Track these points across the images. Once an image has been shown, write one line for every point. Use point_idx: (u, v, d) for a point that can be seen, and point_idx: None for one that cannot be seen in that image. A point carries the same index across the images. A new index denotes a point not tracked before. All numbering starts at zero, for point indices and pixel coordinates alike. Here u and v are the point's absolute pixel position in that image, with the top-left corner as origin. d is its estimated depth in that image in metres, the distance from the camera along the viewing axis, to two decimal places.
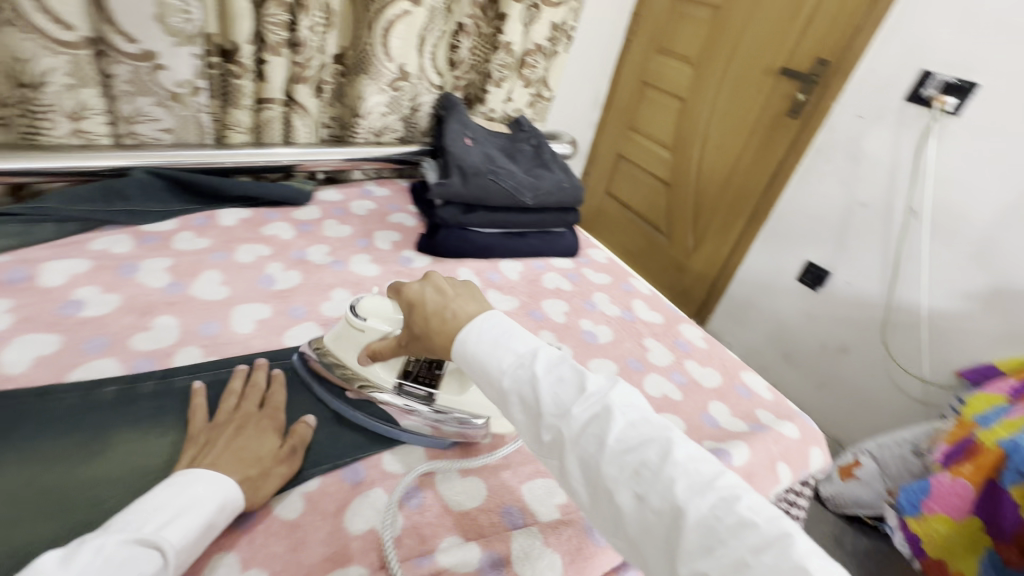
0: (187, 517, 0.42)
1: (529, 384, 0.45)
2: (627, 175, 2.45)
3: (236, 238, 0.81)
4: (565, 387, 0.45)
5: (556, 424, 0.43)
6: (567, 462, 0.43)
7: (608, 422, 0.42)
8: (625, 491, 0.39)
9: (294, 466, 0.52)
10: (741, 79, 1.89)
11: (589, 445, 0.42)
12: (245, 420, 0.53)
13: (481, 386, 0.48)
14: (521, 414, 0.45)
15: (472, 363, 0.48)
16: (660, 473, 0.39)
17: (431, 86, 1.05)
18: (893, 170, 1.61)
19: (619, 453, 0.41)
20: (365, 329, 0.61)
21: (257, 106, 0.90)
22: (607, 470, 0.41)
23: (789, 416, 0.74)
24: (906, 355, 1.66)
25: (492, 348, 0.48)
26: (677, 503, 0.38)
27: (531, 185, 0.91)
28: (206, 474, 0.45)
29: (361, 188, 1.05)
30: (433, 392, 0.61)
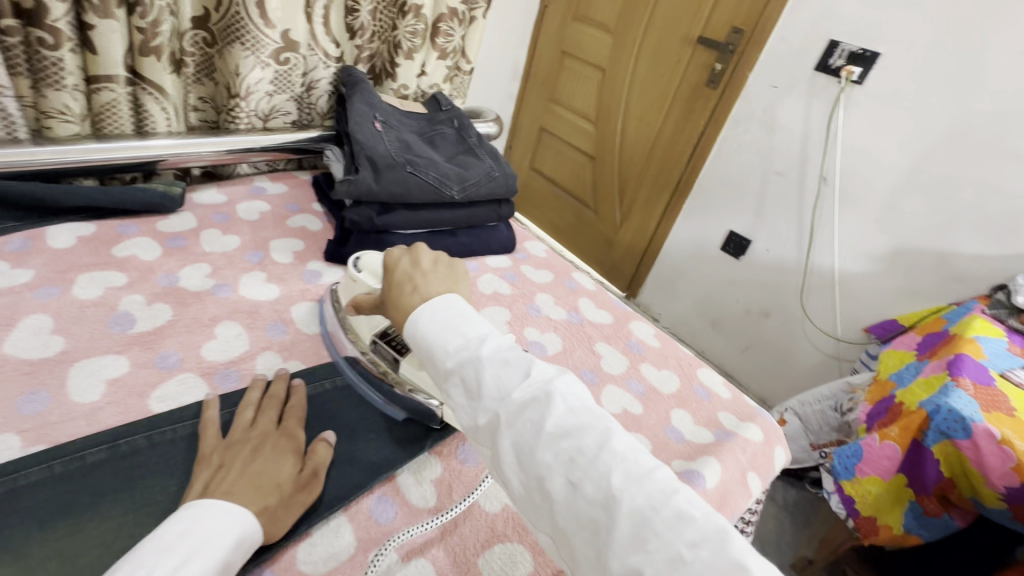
0: (204, 556, 0.35)
1: (471, 365, 0.42)
2: (550, 149, 2.36)
3: (73, 266, 0.62)
4: (508, 370, 0.41)
5: (494, 407, 0.40)
6: (500, 449, 0.39)
7: (546, 408, 0.39)
8: (556, 477, 0.37)
9: (314, 493, 0.46)
10: (660, 48, 1.85)
11: (526, 430, 0.38)
12: (263, 437, 0.47)
13: (427, 366, 0.45)
14: (460, 398, 0.42)
15: (418, 341, 0.46)
16: (597, 463, 0.36)
17: (327, 59, 0.88)
18: (805, 138, 1.66)
19: (557, 442, 0.38)
20: (357, 280, 0.60)
21: (89, 87, 0.69)
22: (540, 456, 0.37)
23: (750, 416, 0.70)
24: (820, 315, 1.76)
25: (439, 323, 0.45)
26: (611, 493, 0.35)
27: (458, 176, 0.79)
28: (219, 504, 0.39)
29: (250, 185, 0.86)
30: (399, 358, 0.57)
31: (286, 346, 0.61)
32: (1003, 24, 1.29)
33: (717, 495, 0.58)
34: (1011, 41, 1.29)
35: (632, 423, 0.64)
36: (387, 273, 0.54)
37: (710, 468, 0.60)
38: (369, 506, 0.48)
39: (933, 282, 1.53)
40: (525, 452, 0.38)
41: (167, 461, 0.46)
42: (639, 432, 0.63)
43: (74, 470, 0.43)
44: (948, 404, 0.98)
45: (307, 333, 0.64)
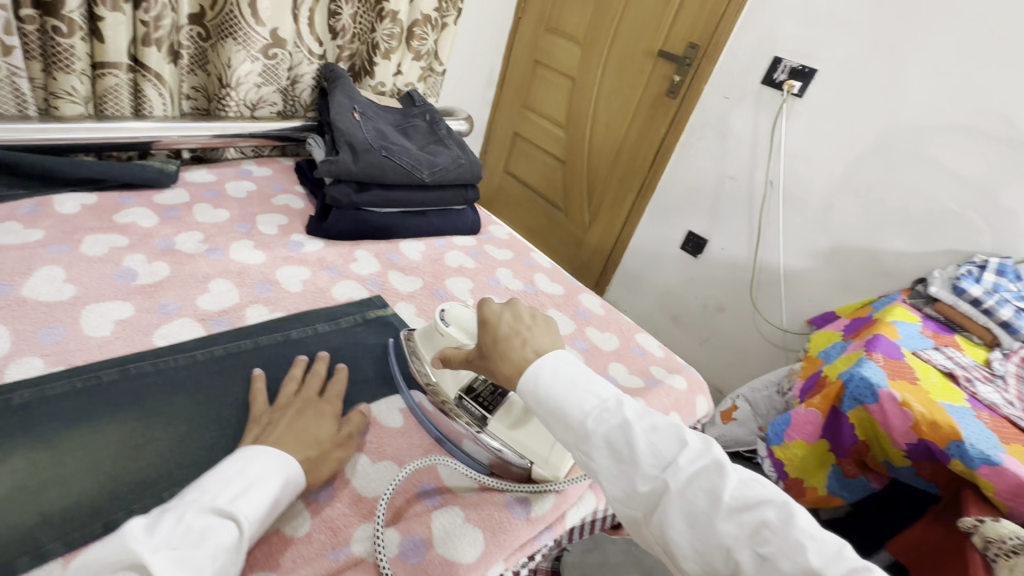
0: (259, 490, 0.43)
1: (622, 431, 0.43)
2: (524, 153, 2.48)
3: (79, 228, 0.69)
4: (661, 437, 0.43)
5: (658, 476, 0.41)
6: (669, 517, 0.40)
7: (719, 479, 0.40)
8: (745, 550, 0.38)
9: (349, 450, 0.54)
10: (624, 60, 1.99)
11: (698, 498, 0.40)
12: (304, 406, 0.54)
13: (559, 431, 0.45)
14: (607, 461, 0.43)
15: (547, 406, 0.46)
16: (786, 535, 0.38)
17: (311, 56, 0.97)
18: (753, 146, 1.81)
19: (735, 513, 0.39)
20: (444, 333, 0.61)
21: (94, 72, 0.77)
22: (721, 527, 0.39)
23: (678, 369, 0.82)
24: (769, 308, 1.91)
25: (570, 387, 0.46)
26: (809, 568, 0.36)
27: (428, 162, 0.89)
28: (271, 452, 0.46)
29: (237, 168, 0.95)
30: (488, 416, 0.58)
31: (271, 300, 0.70)
32: (918, 48, 1.47)
33: None
34: (923, 62, 1.47)
35: None
36: (490, 326, 0.54)
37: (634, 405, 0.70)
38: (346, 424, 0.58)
39: (865, 277, 1.68)
40: (701, 521, 0.40)
41: (171, 382, 0.54)
42: None
43: (92, 386, 0.51)
44: (860, 373, 1.12)
45: (291, 291, 0.72)
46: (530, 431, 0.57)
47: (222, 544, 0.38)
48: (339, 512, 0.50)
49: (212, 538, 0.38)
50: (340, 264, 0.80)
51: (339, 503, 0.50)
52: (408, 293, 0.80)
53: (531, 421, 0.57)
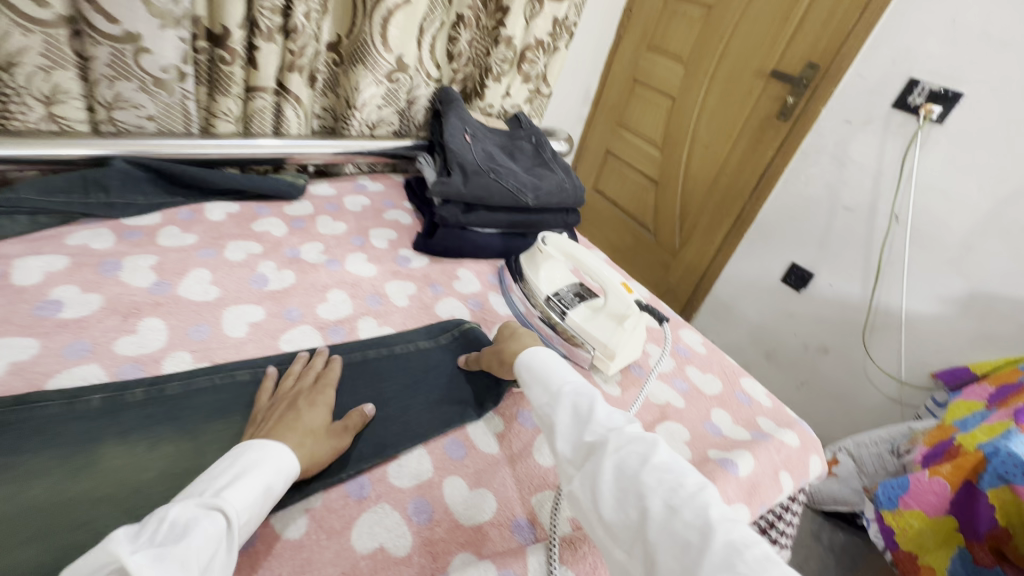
0: (246, 481, 0.42)
1: (587, 399, 0.54)
2: (615, 172, 2.44)
3: (224, 235, 0.77)
4: (617, 415, 0.53)
5: (602, 434, 0.50)
6: (604, 465, 0.47)
7: (653, 446, 0.48)
8: (658, 499, 0.44)
9: (345, 442, 0.52)
10: (730, 80, 1.87)
11: (630, 457, 0.47)
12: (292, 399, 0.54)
13: (539, 390, 0.57)
14: (571, 424, 0.52)
15: (537, 372, 0.58)
16: (694, 496, 0.44)
17: (428, 79, 1.02)
18: (877, 176, 1.60)
19: (657, 471, 0.46)
20: (543, 250, 0.80)
21: (246, 95, 0.86)
22: (643, 478, 0.45)
23: (788, 423, 0.75)
24: (883, 355, 1.67)
25: (558, 368, 0.58)
26: (707, 523, 0.42)
27: (533, 185, 0.89)
28: (256, 444, 0.46)
29: (354, 183, 1.02)
30: (565, 314, 0.75)
31: (381, 313, 0.73)
32: None
33: (750, 482, 0.62)
34: None
35: (673, 414, 0.70)
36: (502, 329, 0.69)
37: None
38: (444, 445, 0.58)
39: (1012, 332, 1.42)
40: (628, 475, 0.46)
41: None
42: (677, 421, 0.69)
43: (228, 383, 0.56)
44: (1009, 448, 0.96)
45: (398, 305, 0.75)
46: (596, 325, 0.73)
47: (206, 533, 0.37)
48: (437, 536, 0.48)
49: (198, 528, 0.37)
50: (444, 282, 0.83)
51: (438, 528, 0.49)
52: (507, 316, 0.81)
53: (598, 319, 0.73)
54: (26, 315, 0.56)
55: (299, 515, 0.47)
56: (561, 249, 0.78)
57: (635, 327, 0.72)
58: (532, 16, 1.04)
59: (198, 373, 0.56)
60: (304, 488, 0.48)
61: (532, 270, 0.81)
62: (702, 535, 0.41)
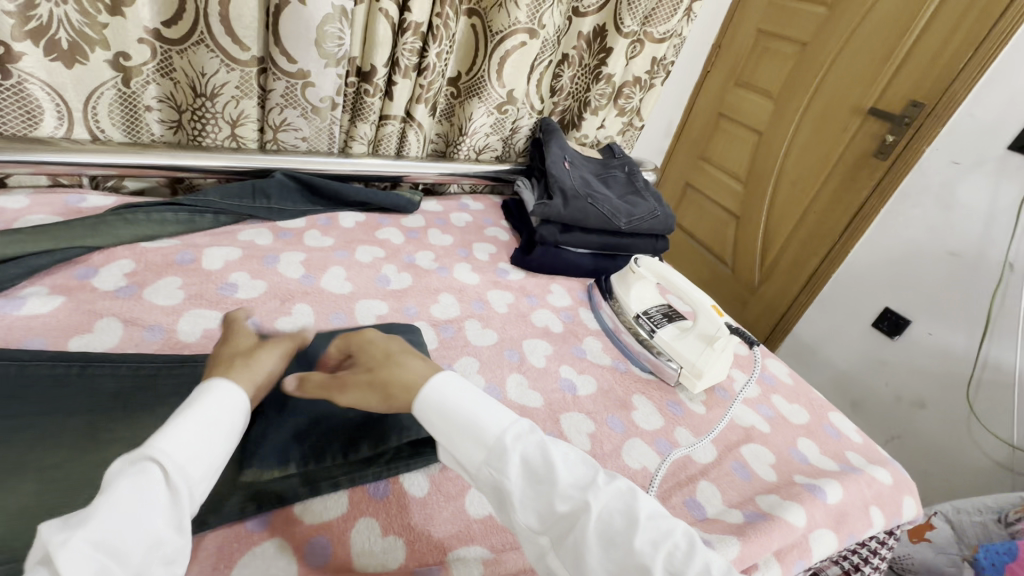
0: (177, 427, 0.41)
1: (539, 451, 0.47)
2: (694, 204, 2.43)
3: (355, 239, 0.90)
4: (575, 465, 0.47)
5: (572, 493, 0.45)
6: (586, 536, 0.43)
7: (635, 501, 0.46)
8: (660, 567, 0.42)
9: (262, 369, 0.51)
10: (823, 117, 1.83)
11: (616, 518, 0.44)
12: (232, 352, 0.52)
13: (471, 442, 0.47)
14: (526, 485, 0.46)
15: (460, 421, 0.48)
16: (689, 556, 0.43)
17: (532, 111, 1.12)
18: (989, 221, 1.49)
19: (650, 532, 0.44)
20: (635, 271, 0.85)
21: (379, 121, 1.00)
22: (637, 544, 0.43)
23: (880, 461, 0.73)
24: (991, 415, 1.52)
25: (487, 409, 0.49)
26: None
27: (626, 211, 0.95)
28: (194, 393, 0.45)
29: (458, 201, 1.12)
30: (654, 333, 0.80)
31: (483, 316, 0.81)
32: None
33: (837, 511, 0.62)
34: None
35: (759, 437, 0.72)
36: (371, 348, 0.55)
37: (798, 514, 0.59)
38: None
39: None
40: (616, 541, 0.43)
41: None
42: (762, 444, 0.71)
43: None
44: None
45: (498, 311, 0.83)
46: (682, 343, 0.77)
47: (138, 487, 0.36)
48: None
49: (128, 484, 0.36)
50: (538, 294, 0.90)
51: None
52: (596, 330, 0.85)
53: (686, 338, 0.77)
54: (212, 293, 0.70)
55: (422, 477, 0.54)
56: (653, 271, 0.83)
57: (724, 349, 0.75)
58: (633, 55, 1.12)
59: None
60: (425, 458, 0.55)
61: (624, 290, 0.86)
62: None
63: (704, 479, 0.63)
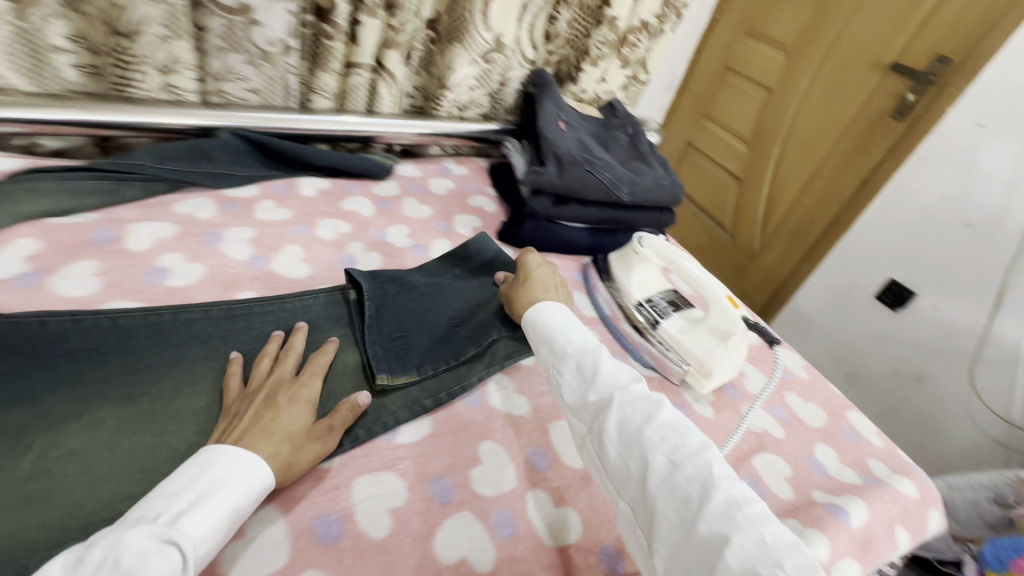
0: (209, 505, 0.37)
1: (589, 356, 0.52)
2: (694, 165, 2.27)
3: (316, 212, 0.77)
4: (620, 372, 0.51)
5: (606, 390, 0.49)
6: (604, 421, 0.47)
7: (656, 405, 0.47)
8: (660, 455, 0.44)
9: (329, 445, 0.48)
10: (840, 71, 1.65)
11: (635, 414, 0.46)
12: (272, 392, 0.48)
13: (545, 346, 0.56)
14: (571, 380, 0.51)
15: (542, 331, 0.57)
16: (697, 455, 0.44)
17: (523, 61, 0.98)
18: (1010, 189, 1.36)
19: (661, 429, 0.45)
20: (639, 252, 0.74)
21: (345, 71, 0.85)
22: (645, 435, 0.45)
23: (904, 470, 0.66)
24: (993, 393, 1.42)
25: (565, 326, 0.57)
26: (709, 480, 0.42)
27: (629, 180, 0.83)
28: (228, 449, 0.41)
29: (439, 165, 1.00)
30: (659, 322, 0.70)
31: None
32: None
33: (861, 536, 0.55)
34: None
35: (771, 445, 0.64)
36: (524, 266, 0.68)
37: (818, 543, 0.51)
38: (528, 454, 0.54)
39: None
40: (631, 432, 0.46)
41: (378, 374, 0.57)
42: (777, 454, 0.63)
43: None
44: None
45: None
46: (691, 337, 0.68)
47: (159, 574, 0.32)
48: (521, 555, 0.46)
49: (150, 566, 0.32)
50: None
51: (521, 545, 0.46)
52: (592, 317, 0.75)
53: (696, 332, 0.68)
54: (137, 281, 0.58)
55: (383, 514, 0.45)
56: (659, 253, 0.72)
57: (738, 346, 0.65)
58: None
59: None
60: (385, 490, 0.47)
61: (625, 272, 0.76)
62: (704, 490, 0.41)
63: None
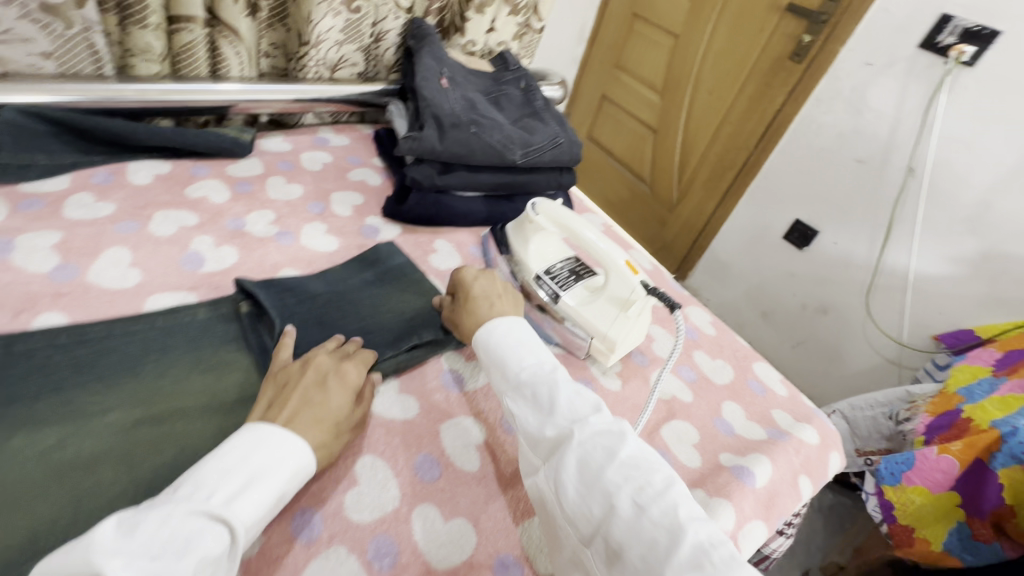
0: (258, 488, 0.37)
1: (546, 386, 0.46)
2: (610, 118, 2.21)
3: (150, 203, 0.64)
4: (581, 401, 0.45)
5: (565, 424, 0.43)
6: (564, 461, 0.42)
7: (619, 440, 0.42)
8: (625, 497, 0.39)
9: (358, 435, 0.47)
10: (742, 14, 1.63)
11: (597, 451, 0.41)
12: (322, 373, 0.47)
13: (496, 371, 0.49)
14: (527, 411, 0.46)
15: (494, 354, 0.50)
16: (664, 494, 0.39)
17: (397, 10, 0.86)
18: (896, 124, 1.42)
19: (625, 467, 0.41)
20: (534, 222, 0.67)
21: (171, 27, 0.71)
22: (608, 476, 0.40)
23: (806, 416, 0.67)
24: (886, 317, 1.54)
25: (518, 345, 0.50)
26: (676, 524, 0.38)
27: (521, 140, 0.76)
28: (280, 432, 0.40)
29: (314, 135, 0.87)
30: (558, 295, 0.65)
31: None
32: None
33: (766, 494, 0.54)
34: None
35: (679, 410, 0.61)
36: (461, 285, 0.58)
37: (723, 513, 0.50)
38: (415, 463, 0.48)
39: None
40: (591, 473, 0.41)
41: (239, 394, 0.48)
42: (685, 419, 0.61)
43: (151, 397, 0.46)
44: None
45: None
46: (593, 310, 0.63)
47: (208, 555, 0.33)
48: None
49: (198, 548, 0.32)
50: (418, 256, 0.72)
51: None
52: None
53: (598, 302, 0.63)
54: None
55: None
56: (554, 220, 0.66)
57: (640, 313, 0.63)
58: None
59: (118, 406, 0.44)
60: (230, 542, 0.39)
61: (522, 243, 0.69)
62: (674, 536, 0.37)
63: None
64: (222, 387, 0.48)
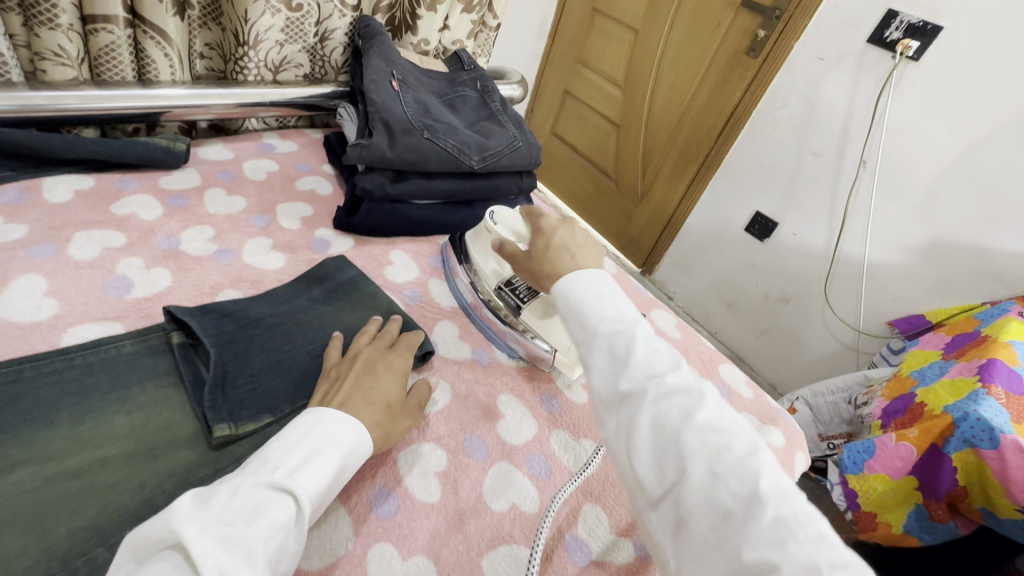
0: (319, 461, 0.38)
1: (624, 336, 0.39)
2: (572, 114, 2.19)
3: (70, 222, 0.58)
4: (659, 354, 0.39)
5: (640, 380, 0.37)
6: (636, 420, 0.36)
7: (697, 400, 0.36)
8: (699, 463, 0.34)
9: (416, 421, 0.49)
10: (698, 9, 1.63)
11: (672, 411, 0.36)
12: (372, 361, 0.50)
13: (570, 322, 0.43)
14: (601, 363, 0.39)
15: (569, 303, 0.44)
16: (745, 462, 0.34)
17: (342, 7, 0.81)
18: (848, 118, 1.45)
19: (701, 432, 0.35)
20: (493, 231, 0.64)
21: (86, 28, 0.64)
22: (683, 440, 0.35)
23: (772, 418, 0.67)
24: (843, 305, 1.58)
25: (597, 295, 0.43)
26: (757, 494, 0.32)
27: (478, 144, 0.73)
28: (334, 413, 0.42)
29: (258, 142, 0.82)
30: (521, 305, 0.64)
31: None
32: None
33: None
34: None
35: None
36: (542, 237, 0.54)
37: None
38: (370, 497, 0.45)
39: (971, 280, 1.35)
40: (667, 434, 0.35)
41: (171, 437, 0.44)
42: None
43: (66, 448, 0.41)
44: (977, 413, 0.93)
45: None
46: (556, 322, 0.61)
47: (277, 522, 0.34)
48: None
49: (268, 515, 0.34)
50: (373, 269, 0.68)
51: None
52: (452, 308, 0.67)
53: None
54: None
55: None
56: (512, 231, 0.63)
57: None
58: None
59: (26, 461, 0.39)
60: None
61: (483, 254, 0.68)
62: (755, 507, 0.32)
63: (587, 500, 0.51)
64: (152, 429, 0.44)
